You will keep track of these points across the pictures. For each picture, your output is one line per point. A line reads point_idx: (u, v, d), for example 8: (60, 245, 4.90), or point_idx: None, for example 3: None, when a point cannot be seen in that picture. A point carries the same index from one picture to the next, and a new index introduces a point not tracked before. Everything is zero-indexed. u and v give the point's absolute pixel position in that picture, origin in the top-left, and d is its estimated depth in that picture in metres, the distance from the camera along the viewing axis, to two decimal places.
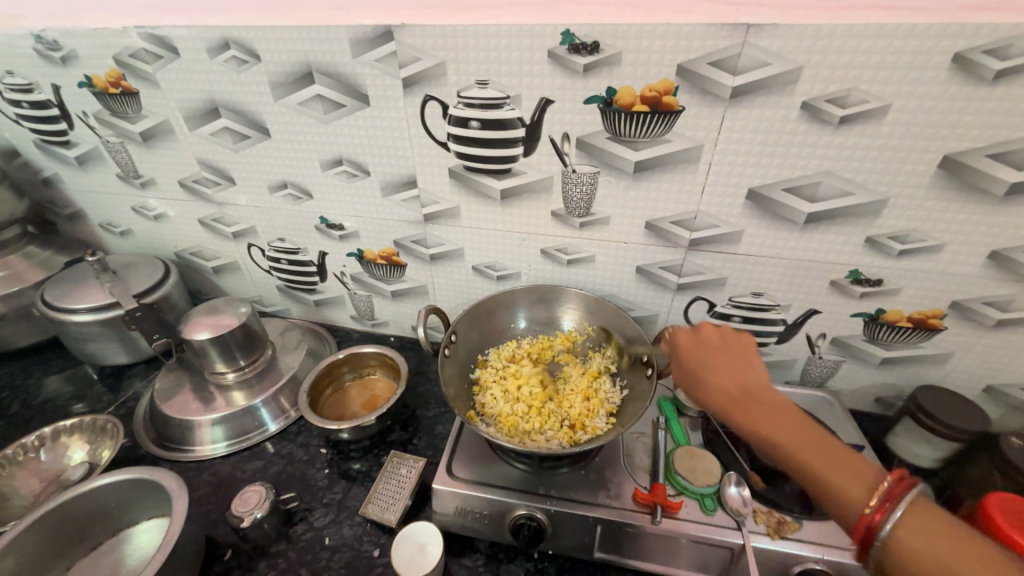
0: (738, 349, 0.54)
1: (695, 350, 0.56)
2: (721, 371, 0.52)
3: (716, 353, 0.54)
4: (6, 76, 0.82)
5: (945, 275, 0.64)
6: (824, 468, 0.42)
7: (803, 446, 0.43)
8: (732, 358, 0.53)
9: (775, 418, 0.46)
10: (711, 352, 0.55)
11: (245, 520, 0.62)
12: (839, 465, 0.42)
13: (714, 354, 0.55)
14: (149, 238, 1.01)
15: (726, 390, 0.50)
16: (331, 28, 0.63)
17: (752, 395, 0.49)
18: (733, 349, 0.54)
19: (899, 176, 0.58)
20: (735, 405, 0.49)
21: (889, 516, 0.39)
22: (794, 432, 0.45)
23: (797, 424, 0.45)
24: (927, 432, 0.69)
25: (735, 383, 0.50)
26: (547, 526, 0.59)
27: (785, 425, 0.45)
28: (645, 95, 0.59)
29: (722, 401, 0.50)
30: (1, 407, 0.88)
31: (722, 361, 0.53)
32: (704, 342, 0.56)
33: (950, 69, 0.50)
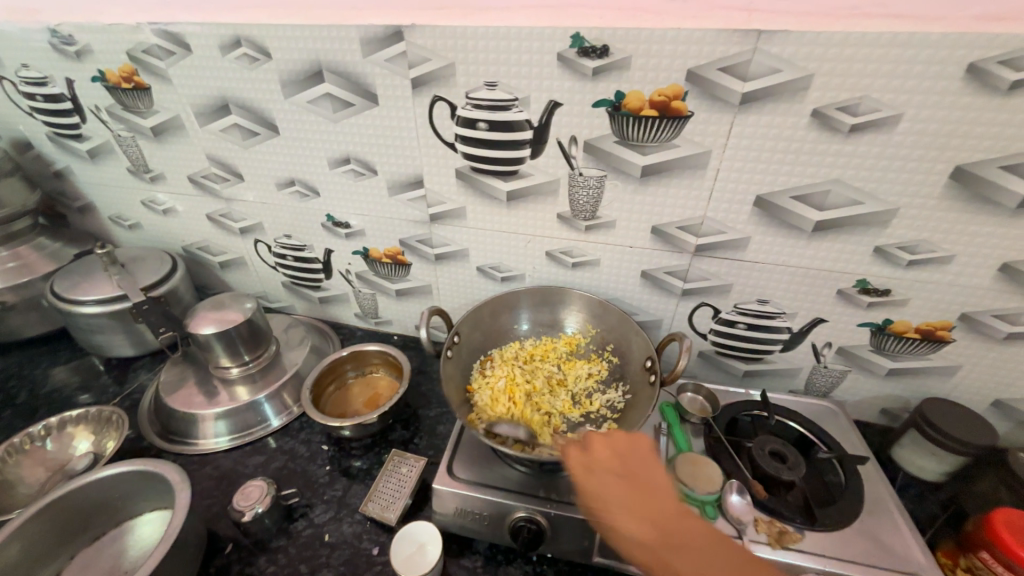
0: (635, 469, 0.57)
1: (605, 475, 0.57)
2: (619, 503, 0.55)
3: (622, 484, 0.56)
4: (21, 69, 0.83)
5: (954, 286, 0.64)
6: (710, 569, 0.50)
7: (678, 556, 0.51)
8: (634, 484, 0.56)
9: (631, 518, 0.54)
10: (616, 478, 0.57)
11: (246, 514, 0.62)
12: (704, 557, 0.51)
13: (623, 475, 0.57)
14: (157, 232, 1.02)
15: (642, 534, 0.53)
16: (341, 28, 0.63)
17: (660, 530, 0.53)
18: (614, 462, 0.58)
19: (910, 186, 0.57)
20: (636, 542, 0.53)
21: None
22: (679, 553, 0.51)
23: (677, 536, 0.53)
24: (932, 445, 0.68)
25: (638, 516, 0.54)
26: (546, 530, 0.59)
27: (681, 544, 0.52)
28: (655, 99, 0.58)
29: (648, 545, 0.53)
30: (9, 396, 0.89)
31: (621, 487, 0.56)
32: (610, 465, 0.58)
33: (964, 78, 0.49)
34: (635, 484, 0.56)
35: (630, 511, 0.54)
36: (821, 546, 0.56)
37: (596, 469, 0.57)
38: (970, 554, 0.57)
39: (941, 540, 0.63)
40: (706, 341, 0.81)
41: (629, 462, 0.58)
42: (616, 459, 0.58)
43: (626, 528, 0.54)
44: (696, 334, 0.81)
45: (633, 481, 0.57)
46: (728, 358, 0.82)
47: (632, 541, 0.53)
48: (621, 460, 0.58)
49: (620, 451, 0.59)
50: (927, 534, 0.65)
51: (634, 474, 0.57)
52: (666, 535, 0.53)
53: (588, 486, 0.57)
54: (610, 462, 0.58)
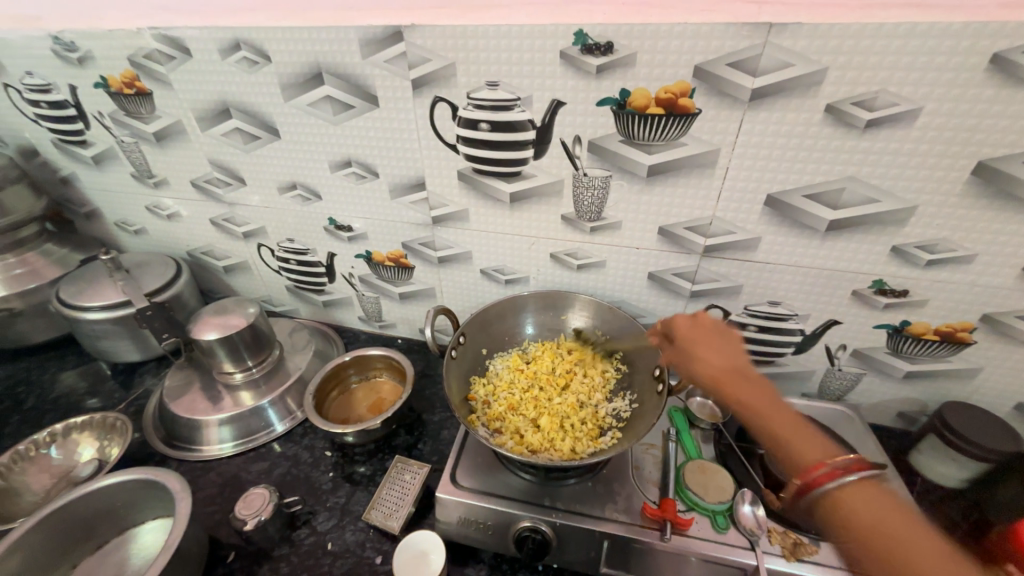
0: (725, 334, 0.52)
1: (689, 338, 0.53)
2: (720, 355, 0.49)
3: (710, 341, 0.51)
4: (25, 77, 0.83)
5: (976, 286, 0.61)
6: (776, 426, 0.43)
7: (777, 420, 0.43)
8: (720, 343, 0.51)
9: (720, 362, 0.49)
10: (707, 334, 0.52)
11: (248, 523, 0.62)
12: (776, 410, 0.44)
13: (716, 336, 0.52)
14: (162, 236, 1.02)
15: (711, 367, 0.49)
16: (340, 29, 0.62)
17: (741, 370, 0.48)
18: (709, 331, 0.53)
19: (928, 183, 0.55)
20: (723, 379, 0.47)
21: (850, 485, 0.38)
22: (760, 400, 0.45)
23: (762, 396, 0.45)
24: (953, 451, 0.65)
25: (720, 361, 0.49)
26: (552, 539, 0.58)
27: (762, 400, 0.44)
28: (661, 97, 0.57)
29: (713, 377, 0.48)
30: (16, 402, 0.89)
31: (713, 341, 0.51)
32: (705, 327, 0.53)
33: (986, 70, 0.47)
34: (724, 341, 0.51)
35: (719, 355, 0.50)
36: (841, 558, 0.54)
37: (694, 325, 0.54)
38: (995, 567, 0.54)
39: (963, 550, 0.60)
40: None
41: (709, 330, 0.53)
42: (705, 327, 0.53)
43: (718, 367, 0.48)
44: None
45: (721, 349, 0.50)
46: None
47: (705, 366, 0.49)
48: (705, 325, 0.53)
49: (715, 325, 0.54)
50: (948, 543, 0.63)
51: (711, 331, 0.52)
52: (760, 388, 0.46)
53: (688, 342, 0.52)
54: (707, 324, 0.53)
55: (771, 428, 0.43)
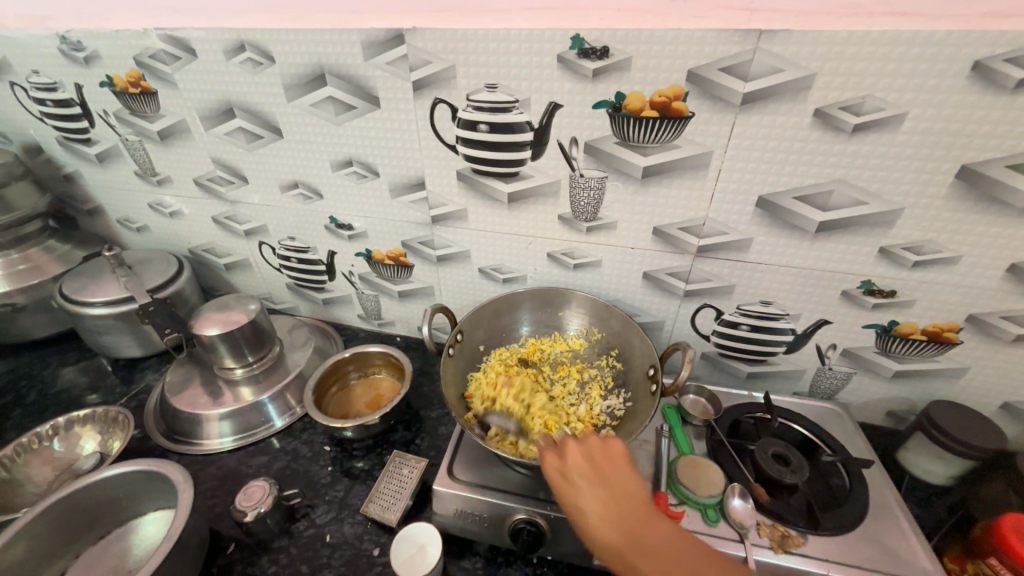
0: (605, 468, 0.53)
1: (587, 472, 0.53)
2: (597, 514, 0.50)
3: (603, 484, 0.52)
4: (32, 75, 0.84)
5: (962, 287, 0.63)
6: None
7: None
8: (620, 474, 0.53)
9: (610, 532, 0.48)
10: (616, 474, 0.52)
11: (248, 515, 0.63)
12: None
13: (602, 479, 0.52)
14: (164, 234, 1.03)
15: (607, 536, 0.48)
16: (343, 32, 0.63)
17: (640, 530, 0.48)
18: (597, 466, 0.53)
19: (914, 186, 0.57)
20: (615, 531, 0.49)
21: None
22: (693, 565, 0.45)
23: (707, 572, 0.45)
24: (939, 448, 0.67)
25: (610, 530, 0.49)
26: (546, 531, 0.59)
27: (667, 567, 0.45)
28: (655, 101, 0.58)
29: (638, 570, 0.46)
30: (18, 396, 0.90)
31: (599, 485, 0.52)
32: (601, 469, 0.53)
33: (968, 77, 0.49)
34: (625, 492, 0.51)
35: (604, 503, 0.50)
36: (827, 550, 0.56)
37: (566, 474, 0.53)
38: (978, 559, 0.56)
39: (949, 545, 0.62)
40: (708, 342, 0.81)
41: (609, 467, 0.53)
42: (592, 461, 0.53)
43: (612, 532, 0.48)
44: (699, 335, 0.81)
45: (616, 485, 0.52)
46: (732, 360, 0.82)
47: (597, 506, 0.50)
48: (605, 457, 0.54)
49: (598, 459, 0.54)
50: (934, 538, 0.64)
51: (604, 475, 0.52)
52: (685, 559, 0.46)
53: (568, 493, 0.52)
54: (604, 465, 0.53)
55: None
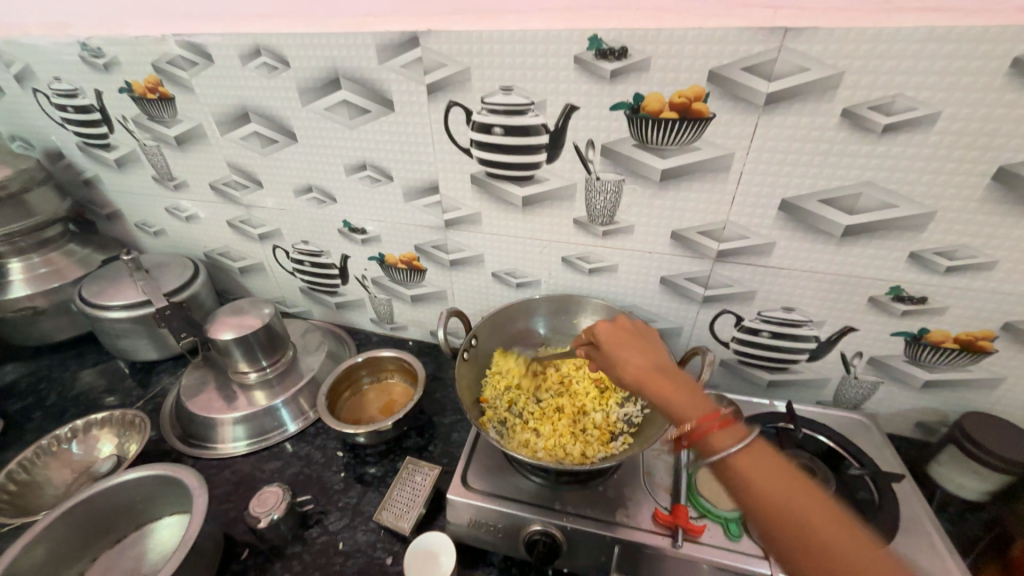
0: (637, 334, 0.57)
1: (613, 338, 0.57)
2: (641, 360, 0.53)
3: (636, 344, 0.55)
4: (54, 82, 0.86)
5: (998, 293, 0.60)
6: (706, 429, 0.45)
7: (673, 395, 0.49)
8: (642, 344, 0.55)
9: (647, 367, 0.52)
10: (631, 340, 0.56)
11: (262, 521, 0.62)
12: (691, 411, 0.47)
13: (640, 346, 0.55)
14: (180, 237, 1.05)
15: (635, 367, 0.52)
16: (357, 35, 0.63)
17: (661, 369, 0.51)
18: (633, 335, 0.57)
19: (948, 188, 0.54)
20: (642, 377, 0.51)
21: (723, 439, 0.44)
22: (675, 390, 0.49)
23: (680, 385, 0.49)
24: (973, 462, 0.64)
25: (644, 366, 0.52)
26: (562, 543, 0.58)
27: (672, 392, 0.49)
28: (675, 102, 0.57)
29: (638, 376, 0.52)
30: (39, 398, 0.92)
31: (649, 351, 0.54)
32: (620, 334, 0.57)
33: (1008, 74, 0.46)
34: (651, 348, 0.55)
35: (645, 359, 0.53)
36: None
37: (614, 337, 0.56)
38: None
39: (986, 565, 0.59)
40: (728, 349, 0.79)
41: (627, 333, 0.57)
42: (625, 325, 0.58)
43: (640, 370, 0.52)
44: (718, 342, 0.79)
45: (635, 346, 0.55)
46: (752, 367, 0.79)
47: (631, 368, 0.52)
48: (624, 327, 0.58)
49: (625, 330, 0.57)
50: (969, 557, 0.61)
51: (615, 340, 0.56)
52: (672, 377, 0.50)
53: (613, 352, 0.55)
54: (626, 330, 0.57)
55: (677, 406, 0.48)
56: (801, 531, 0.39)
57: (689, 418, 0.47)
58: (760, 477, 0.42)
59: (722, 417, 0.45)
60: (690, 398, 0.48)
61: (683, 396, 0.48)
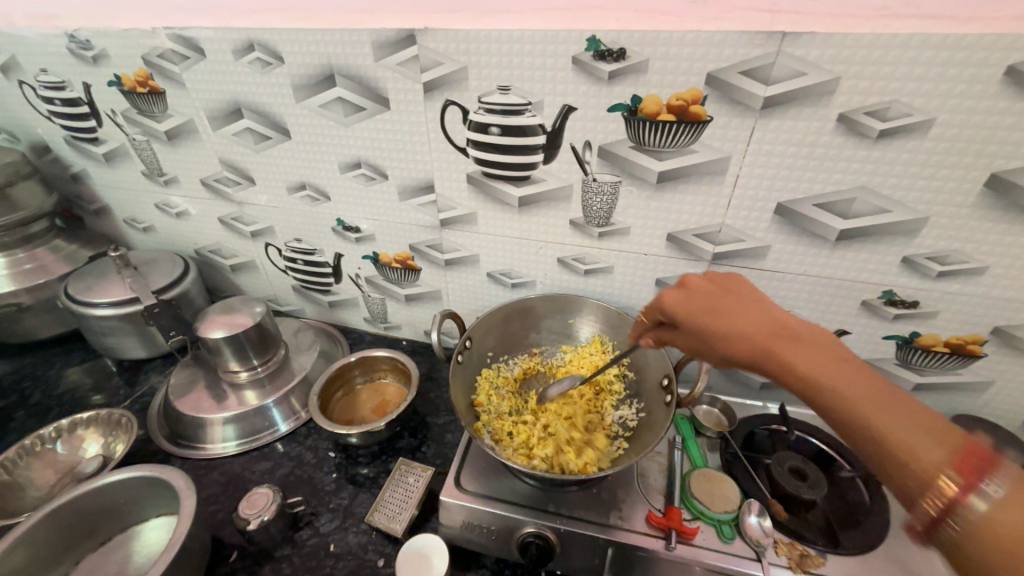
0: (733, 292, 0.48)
1: (692, 299, 0.48)
2: (752, 336, 0.43)
3: (721, 305, 0.47)
4: (40, 74, 0.84)
5: (988, 298, 0.61)
6: (881, 418, 0.37)
7: (883, 413, 0.37)
8: (744, 304, 0.46)
9: (768, 337, 0.43)
10: (714, 300, 0.47)
11: (251, 523, 0.61)
12: (923, 436, 0.36)
13: (738, 300, 0.47)
14: (170, 234, 1.03)
15: (754, 332, 0.43)
16: (354, 32, 0.62)
17: (791, 329, 0.43)
18: (720, 287, 0.49)
19: (941, 193, 0.55)
20: (763, 355, 0.42)
21: (924, 441, 0.36)
22: (825, 368, 0.40)
23: (854, 381, 0.39)
24: None
25: (746, 341, 0.43)
26: (555, 546, 0.57)
27: (865, 394, 0.38)
28: (672, 104, 0.57)
29: (760, 341, 0.43)
30: (22, 396, 0.90)
31: (755, 315, 0.44)
32: (699, 296, 0.48)
33: (1001, 82, 0.47)
34: (753, 307, 0.46)
35: (757, 328, 0.43)
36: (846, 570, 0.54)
37: (694, 295, 0.49)
38: None
39: None
40: None
41: (732, 291, 0.48)
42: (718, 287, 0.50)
43: (752, 343, 0.43)
44: None
45: (739, 319, 0.45)
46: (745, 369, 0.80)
47: (746, 343, 0.43)
48: (720, 287, 0.49)
49: (723, 283, 0.50)
50: None
51: (718, 296, 0.48)
52: (833, 356, 0.41)
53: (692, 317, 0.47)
54: (704, 288, 0.49)
55: (864, 413, 0.38)
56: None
57: (927, 451, 0.35)
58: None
59: (973, 449, 0.34)
60: (905, 415, 0.37)
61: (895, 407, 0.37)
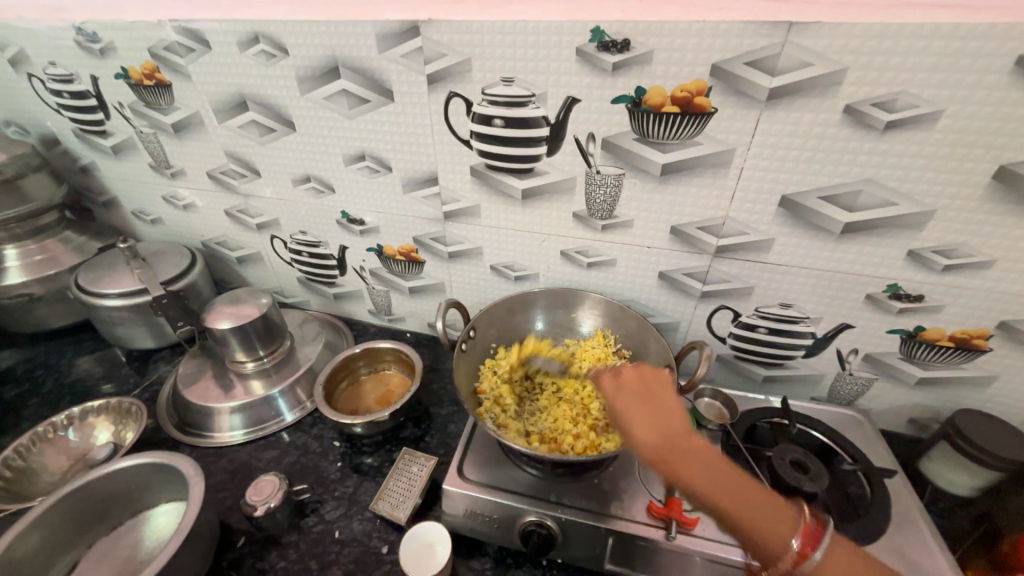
0: (654, 387, 0.54)
1: (622, 392, 0.53)
2: (652, 434, 0.50)
3: (641, 402, 0.52)
4: (49, 67, 0.85)
5: (994, 293, 0.60)
6: (751, 518, 0.45)
7: (755, 517, 0.45)
8: (660, 408, 0.51)
9: (670, 444, 0.49)
10: (632, 396, 0.53)
11: (258, 509, 0.63)
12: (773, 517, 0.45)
13: (645, 397, 0.53)
14: (177, 226, 1.04)
15: (652, 441, 0.49)
16: (358, 23, 0.62)
17: (682, 441, 0.49)
18: (644, 387, 0.54)
19: (948, 186, 0.54)
20: (666, 455, 0.48)
21: (777, 526, 0.44)
22: (709, 475, 0.47)
23: (736, 486, 0.46)
24: (964, 459, 0.65)
25: (667, 449, 0.48)
26: (556, 534, 0.58)
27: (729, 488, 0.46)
28: (677, 95, 0.57)
29: (656, 452, 0.48)
30: (35, 385, 0.92)
31: (655, 424, 0.50)
32: (631, 386, 0.54)
33: (1012, 73, 0.46)
34: (660, 405, 0.52)
35: (660, 433, 0.49)
36: None
37: (618, 397, 0.53)
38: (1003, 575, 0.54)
39: (973, 559, 0.60)
40: (725, 345, 0.79)
41: (655, 385, 0.54)
42: (639, 382, 0.54)
43: (661, 446, 0.49)
44: (715, 337, 0.79)
45: (653, 419, 0.51)
46: (747, 363, 0.80)
47: (654, 446, 0.49)
48: (648, 379, 0.55)
49: (643, 382, 0.54)
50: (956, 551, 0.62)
51: (642, 396, 0.53)
52: (713, 461, 0.48)
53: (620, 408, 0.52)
54: (633, 382, 0.54)
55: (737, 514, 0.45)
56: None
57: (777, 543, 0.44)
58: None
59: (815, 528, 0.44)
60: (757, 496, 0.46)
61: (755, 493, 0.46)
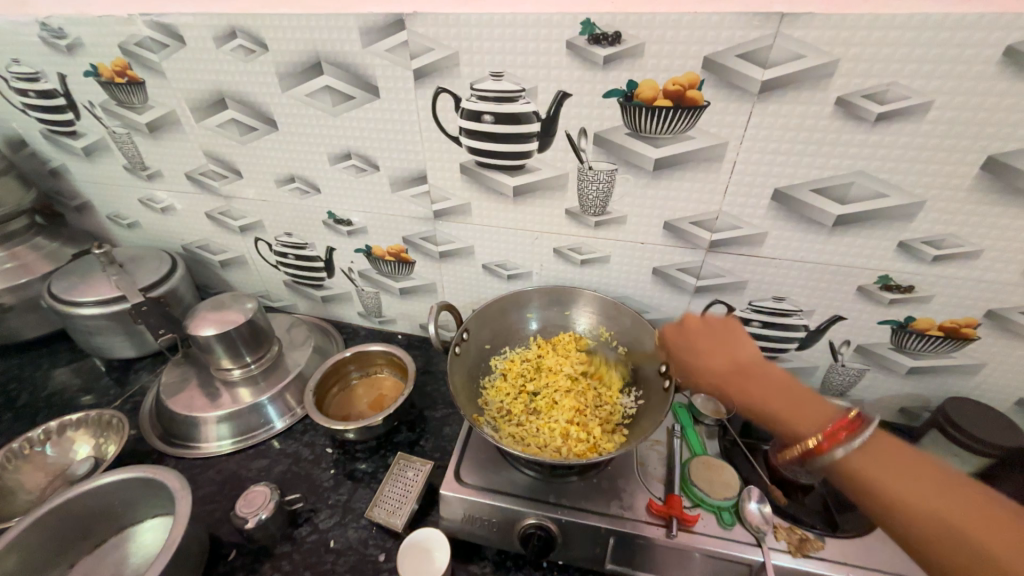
0: (727, 332, 0.54)
1: (693, 329, 0.56)
2: (706, 360, 0.54)
3: (704, 340, 0.55)
4: (13, 65, 0.80)
5: (982, 282, 0.61)
6: (790, 413, 0.47)
7: (793, 413, 0.47)
8: (720, 338, 0.54)
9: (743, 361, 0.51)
10: (700, 335, 0.55)
11: (249, 521, 0.61)
12: (822, 414, 0.46)
13: (709, 334, 0.55)
14: (156, 230, 1.00)
15: (717, 369, 0.52)
16: (339, 17, 0.60)
17: (749, 365, 0.51)
18: (718, 332, 0.55)
19: (938, 177, 0.55)
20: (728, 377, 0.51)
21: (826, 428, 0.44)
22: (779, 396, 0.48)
23: (782, 403, 0.47)
24: (954, 446, 0.66)
25: (724, 364, 0.52)
26: (557, 536, 0.57)
27: (772, 397, 0.48)
28: (669, 89, 0.56)
29: (721, 375, 0.52)
30: (9, 399, 0.88)
31: (715, 354, 0.53)
32: (688, 329, 0.56)
33: (1001, 63, 0.46)
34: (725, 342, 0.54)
35: (711, 357, 0.53)
36: (846, 554, 0.54)
37: (683, 333, 0.57)
38: None
39: None
40: None
41: (727, 331, 0.54)
42: (701, 326, 0.56)
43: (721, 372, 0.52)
44: None
45: (717, 341, 0.54)
46: None
47: (713, 370, 0.52)
48: (710, 322, 0.56)
49: (721, 330, 0.55)
50: None
51: (712, 333, 0.55)
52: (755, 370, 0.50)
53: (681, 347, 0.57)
54: (697, 323, 0.56)
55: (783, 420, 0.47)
56: (954, 541, 0.36)
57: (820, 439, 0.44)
58: (882, 481, 0.40)
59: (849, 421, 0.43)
60: (819, 406, 0.46)
61: (810, 409, 0.46)
